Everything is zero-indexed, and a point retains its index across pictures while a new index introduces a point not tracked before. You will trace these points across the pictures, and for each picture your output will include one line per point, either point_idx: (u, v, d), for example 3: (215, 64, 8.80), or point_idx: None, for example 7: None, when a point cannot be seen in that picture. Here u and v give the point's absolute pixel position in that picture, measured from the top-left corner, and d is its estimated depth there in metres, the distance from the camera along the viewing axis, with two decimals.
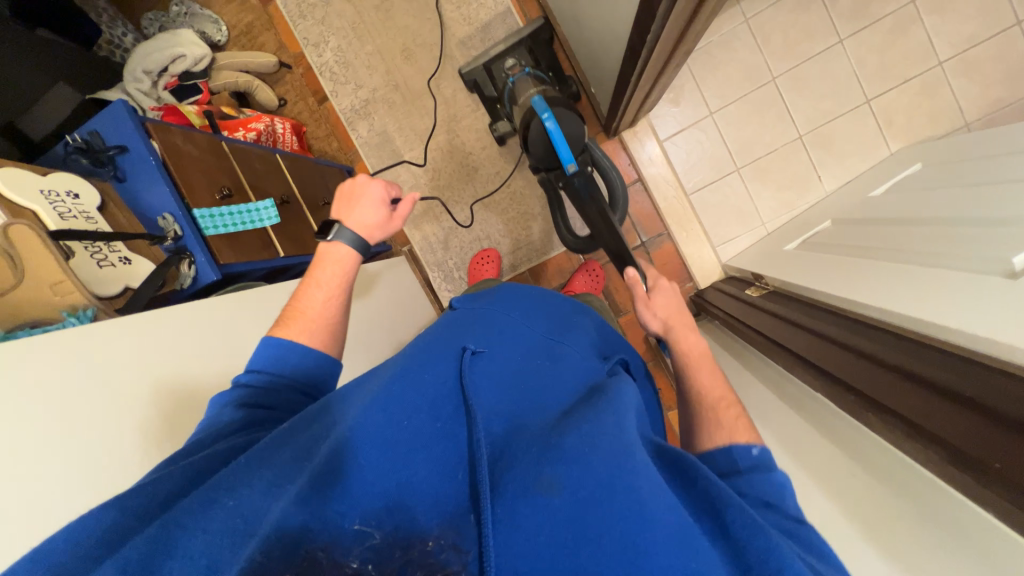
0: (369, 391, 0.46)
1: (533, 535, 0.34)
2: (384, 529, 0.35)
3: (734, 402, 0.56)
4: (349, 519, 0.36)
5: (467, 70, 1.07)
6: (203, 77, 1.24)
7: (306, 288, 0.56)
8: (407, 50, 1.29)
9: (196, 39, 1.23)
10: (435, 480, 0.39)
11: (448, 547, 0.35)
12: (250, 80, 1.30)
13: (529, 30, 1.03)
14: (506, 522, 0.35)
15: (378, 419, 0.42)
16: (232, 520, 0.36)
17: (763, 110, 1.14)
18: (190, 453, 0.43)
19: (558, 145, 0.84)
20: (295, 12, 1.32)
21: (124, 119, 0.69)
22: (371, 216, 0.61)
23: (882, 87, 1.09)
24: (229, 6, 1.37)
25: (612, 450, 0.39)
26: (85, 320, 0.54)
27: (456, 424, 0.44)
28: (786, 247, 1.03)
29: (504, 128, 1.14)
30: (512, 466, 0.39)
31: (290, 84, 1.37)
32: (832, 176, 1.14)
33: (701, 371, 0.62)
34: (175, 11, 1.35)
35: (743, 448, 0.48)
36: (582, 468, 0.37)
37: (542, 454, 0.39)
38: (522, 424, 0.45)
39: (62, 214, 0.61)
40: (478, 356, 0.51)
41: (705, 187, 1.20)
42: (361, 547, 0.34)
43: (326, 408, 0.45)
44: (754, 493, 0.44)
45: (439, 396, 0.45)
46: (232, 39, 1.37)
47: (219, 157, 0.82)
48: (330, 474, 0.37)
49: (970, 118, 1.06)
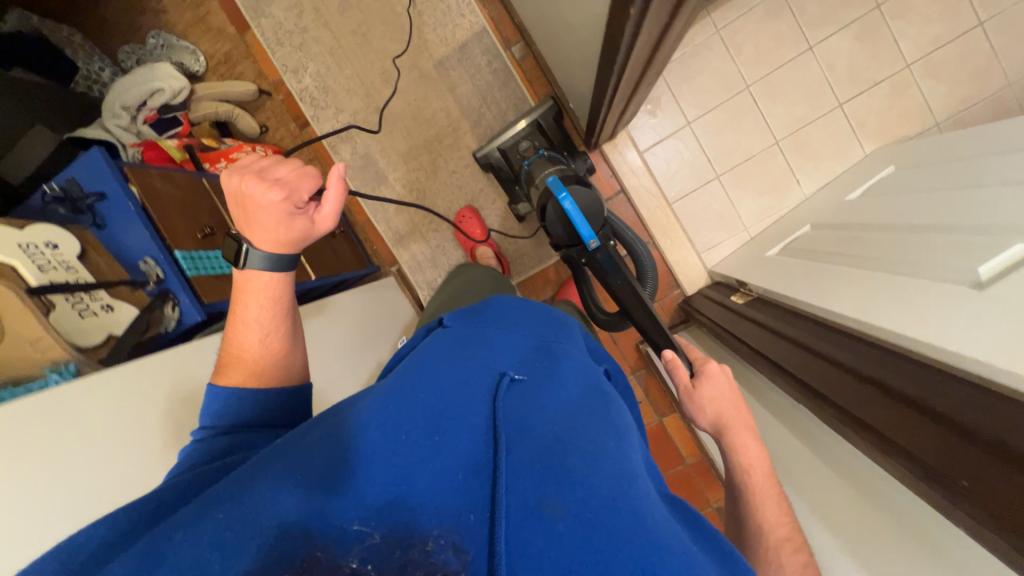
0: (368, 405, 0.45)
1: (539, 552, 0.34)
2: (382, 530, 0.36)
3: (801, 544, 0.51)
4: (348, 520, 0.37)
5: (482, 155, 1.14)
6: (183, 110, 1.25)
7: (235, 327, 0.54)
8: (385, 73, 1.30)
9: (174, 71, 1.23)
10: (436, 486, 0.39)
11: (448, 547, 0.35)
12: (230, 109, 1.30)
13: (537, 115, 1.10)
14: (517, 535, 0.36)
15: (377, 436, 0.42)
16: (221, 533, 0.35)
17: (739, 117, 1.16)
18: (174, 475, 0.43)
19: (578, 224, 0.86)
20: (273, 39, 1.33)
21: (102, 165, 0.69)
22: (280, 231, 0.54)
23: (853, 90, 1.11)
24: (206, 36, 1.37)
25: (621, 473, 0.40)
26: (68, 376, 0.54)
27: (456, 432, 0.43)
28: (768, 252, 1.05)
29: (524, 208, 1.22)
30: (521, 479, 0.39)
31: (271, 111, 1.37)
32: (809, 179, 1.15)
33: (765, 498, 0.55)
34: (152, 43, 1.35)
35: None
36: (590, 487, 0.38)
37: (548, 470, 0.40)
38: (528, 429, 0.44)
39: (42, 267, 0.61)
40: (480, 368, 0.52)
41: (686, 195, 1.21)
42: (360, 546, 0.35)
43: (320, 422, 0.45)
44: None
45: (440, 405, 0.45)
46: (210, 68, 1.37)
47: (198, 195, 0.82)
48: (334, 483, 0.38)
49: (940, 117, 1.08)
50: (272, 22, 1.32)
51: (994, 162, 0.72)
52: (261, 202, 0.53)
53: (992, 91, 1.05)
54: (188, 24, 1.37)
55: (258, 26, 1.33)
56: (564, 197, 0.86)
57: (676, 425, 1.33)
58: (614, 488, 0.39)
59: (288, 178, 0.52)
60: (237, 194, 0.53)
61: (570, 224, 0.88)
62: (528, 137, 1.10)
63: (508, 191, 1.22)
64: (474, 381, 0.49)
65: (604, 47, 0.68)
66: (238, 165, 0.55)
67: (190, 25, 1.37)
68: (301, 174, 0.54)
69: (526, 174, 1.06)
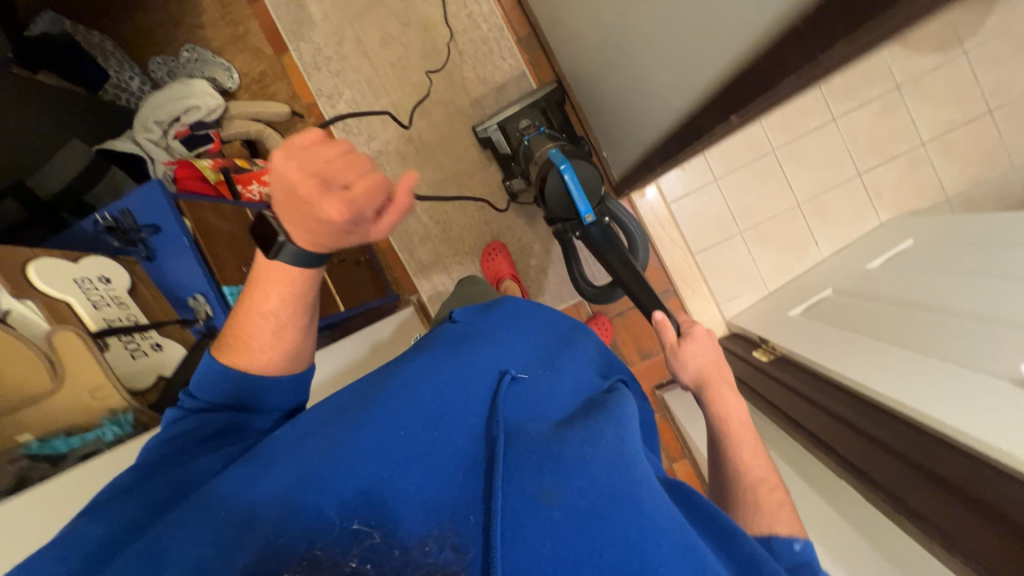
0: (369, 407, 0.47)
1: (537, 546, 0.39)
2: (383, 528, 0.38)
3: (774, 484, 0.56)
4: (349, 520, 0.39)
5: (482, 130, 1.16)
6: (215, 127, 1.23)
7: (248, 319, 0.51)
8: (421, 106, 1.32)
9: (210, 88, 1.22)
10: (434, 483, 0.41)
11: (449, 547, 0.38)
12: (262, 129, 1.29)
13: (542, 94, 1.12)
14: (511, 531, 0.39)
15: (379, 435, 0.44)
16: (224, 532, 0.38)
17: (764, 178, 1.21)
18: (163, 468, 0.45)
19: (576, 197, 0.89)
20: (310, 63, 1.34)
21: (157, 197, 0.68)
22: (323, 239, 0.47)
23: (871, 162, 1.17)
24: (242, 54, 1.37)
25: (611, 467, 0.44)
26: (125, 426, 0.55)
27: (454, 433, 0.45)
28: (791, 312, 1.08)
29: (518, 184, 1.21)
30: (518, 475, 0.42)
31: (301, 133, 1.37)
32: (827, 242, 1.21)
33: (742, 442, 0.59)
34: (187, 57, 1.34)
35: (785, 541, 0.50)
36: (580, 480, 0.42)
37: (544, 465, 0.43)
38: (524, 431, 0.47)
39: (96, 303, 0.59)
40: (474, 364, 0.53)
41: (710, 248, 1.24)
42: (361, 547, 0.37)
43: (318, 423, 0.47)
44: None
45: (437, 407, 0.47)
46: (243, 86, 1.37)
47: (243, 227, 0.80)
48: (332, 485, 0.40)
49: (950, 193, 1.15)
50: (311, 47, 1.33)
51: (1016, 253, 0.77)
52: (312, 212, 0.43)
53: (998, 174, 1.13)
54: (225, 41, 1.37)
55: (296, 49, 1.34)
56: (565, 168, 0.88)
57: (686, 471, 1.33)
58: (605, 482, 0.43)
59: (354, 198, 0.42)
60: (283, 187, 0.42)
61: (569, 197, 0.90)
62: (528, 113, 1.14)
63: (504, 169, 1.24)
64: (469, 379, 0.51)
65: (670, 124, 0.71)
66: (293, 143, 0.42)
67: (227, 41, 1.37)
68: (367, 190, 0.42)
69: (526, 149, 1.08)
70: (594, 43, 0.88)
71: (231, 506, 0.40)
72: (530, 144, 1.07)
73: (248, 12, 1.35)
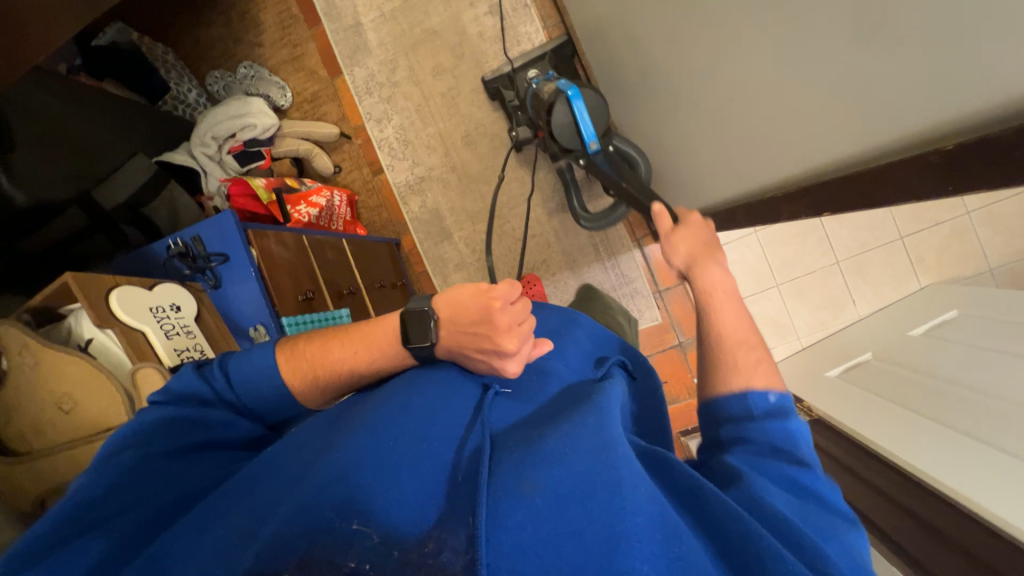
0: (357, 421, 0.46)
1: (517, 531, 0.35)
2: (382, 530, 0.35)
3: (757, 342, 0.52)
4: (349, 521, 0.35)
5: (491, 79, 1.23)
6: (268, 144, 1.27)
7: (337, 364, 0.56)
8: (467, 137, 1.34)
9: (265, 107, 1.25)
10: (422, 491, 0.39)
11: (448, 546, 0.34)
12: (311, 148, 1.32)
13: (552, 45, 1.17)
14: (495, 519, 0.36)
15: (365, 441, 0.42)
16: (223, 544, 0.37)
17: (805, 233, 1.21)
18: (151, 472, 0.45)
19: (583, 124, 0.90)
20: (362, 88, 1.37)
21: (228, 226, 0.69)
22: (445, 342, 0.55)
23: (914, 226, 1.18)
24: (297, 74, 1.41)
25: (593, 449, 0.40)
26: None
27: (442, 446, 0.44)
28: (828, 373, 1.07)
29: (523, 133, 1.24)
30: (503, 473, 0.40)
31: (348, 154, 1.40)
32: (865, 301, 1.20)
33: (722, 310, 0.55)
34: (244, 73, 1.39)
35: (759, 393, 0.46)
36: (561, 467, 0.39)
37: (525, 459, 0.40)
38: (509, 438, 0.45)
39: (168, 332, 0.61)
40: (448, 372, 0.54)
41: (745, 298, 1.24)
42: (360, 546, 0.34)
43: (306, 438, 0.47)
44: (765, 439, 0.43)
45: (428, 418, 0.46)
46: (295, 104, 1.41)
47: (300, 255, 0.82)
48: (316, 491, 0.38)
49: (994, 264, 1.15)
50: (365, 73, 1.37)
51: None
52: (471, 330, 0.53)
53: None
54: (282, 60, 1.41)
55: (350, 73, 1.38)
56: (572, 94, 0.90)
57: None
58: (585, 466, 0.39)
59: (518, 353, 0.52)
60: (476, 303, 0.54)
61: (575, 124, 0.91)
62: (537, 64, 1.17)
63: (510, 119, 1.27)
64: (452, 390, 0.51)
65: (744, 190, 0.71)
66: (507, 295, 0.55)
67: (283, 61, 1.41)
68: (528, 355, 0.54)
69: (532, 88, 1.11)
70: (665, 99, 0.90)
71: (236, 511, 0.40)
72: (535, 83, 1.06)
73: (307, 35, 1.39)
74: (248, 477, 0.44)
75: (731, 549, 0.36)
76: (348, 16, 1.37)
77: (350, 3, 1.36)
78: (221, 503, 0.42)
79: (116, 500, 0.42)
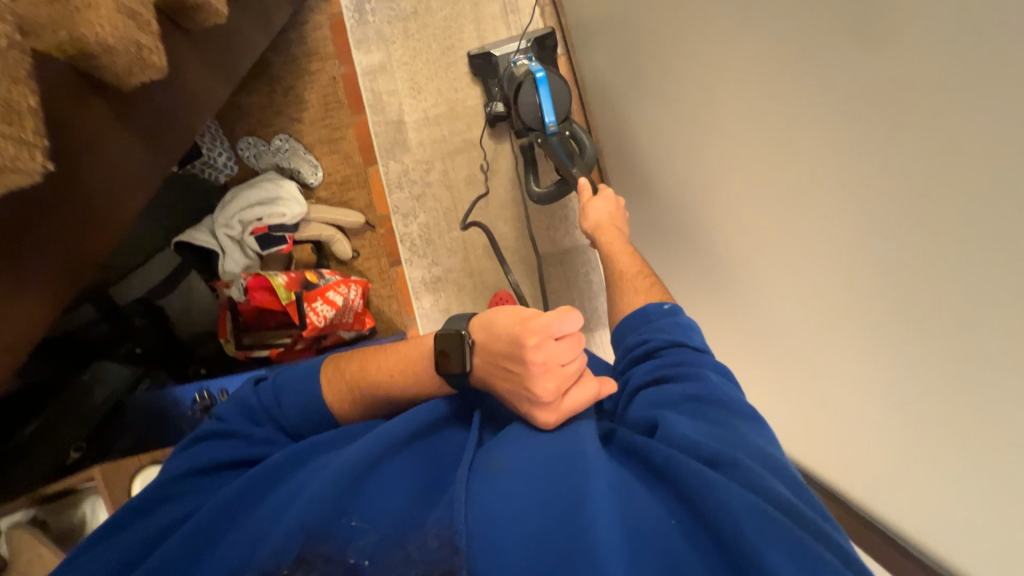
0: (349, 449, 0.62)
1: (488, 502, 0.52)
2: (374, 532, 0.53)
3: (647, 273, 0.92)
4: (342, 528, 0.54)
5: (474, 54, 1.34)
6: (293, 229, 1.24)
7: (385, 366, 0.74)
8: (467, 232, 1.38)
9: (297, 191, 1.24)
10: (388, 501, 0.57)
11: (445, 544, 0.50)
12: (334, 234, 1.32)
13: (538, 36, 1.31)
14: (475, 503, 0.52)
15: (353, 454, 0.60)
16: (243, 542, 0.54)
17: None
18: (177, 493, 0.64)
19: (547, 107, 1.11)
20: (394, 182, 1.40)
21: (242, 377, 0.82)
22: (479, 369, 0.68)
23: None
24: (332, 155, 1.42)
25: (554, 461, 0.55)
26: None
27: (416, 460, 0.62)
28: None
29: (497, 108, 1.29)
30: (476, 482, 0.55)
31: (368, 242, 1.40)
32: None
33: (619, 256, 0.98)
34: (278, 146, 1.39)
35: (658, 305, 0.80)
36: (518, 475, 0.54)
37: (485, 472, 0.56)
38: (484, 451, 0.61)
39: None
40: (427, 402, 0.69)
41: None
42: (358, 545, 0.52)
43: (308, 459, 0.65)
44: (661, 335, 0.74)
45: (408, 433, 0.64)
46: (324, 183, 1.42)
47: None
48: (315, 503, 0.55)
49: None
50: (399, 168, 1.40)
51: None
52: (503, 365, 0.65)
53: None
54: (318, 140, 1.43)
55: (385, 166, 1.41)
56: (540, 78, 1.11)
57: None
58: (540, 470, 0.55)
59: (558, 393, 0.61)
60: (513, 339, 0.64)
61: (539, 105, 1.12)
62: (522, 49, 1.32)
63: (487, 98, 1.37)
64: (437, 418, 0.68)
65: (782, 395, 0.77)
66: (549, 328, 0.63)
67: (320, 140, 1.43)
68: (561, 404, 0.62)
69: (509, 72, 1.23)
70: (705, 293, 1.01)
71: (246, 521, 0.57)
72: (514, 65, 1.22)
73: (349, 120, 1.42)
74: (256, 488, 0.61)
75: (672, 481, 0.52)
76: (392, 112, 1.41)
77: (397, 100, 1.41)
78: (234, 513, 0.58)
79: (139, 522, 0.61)
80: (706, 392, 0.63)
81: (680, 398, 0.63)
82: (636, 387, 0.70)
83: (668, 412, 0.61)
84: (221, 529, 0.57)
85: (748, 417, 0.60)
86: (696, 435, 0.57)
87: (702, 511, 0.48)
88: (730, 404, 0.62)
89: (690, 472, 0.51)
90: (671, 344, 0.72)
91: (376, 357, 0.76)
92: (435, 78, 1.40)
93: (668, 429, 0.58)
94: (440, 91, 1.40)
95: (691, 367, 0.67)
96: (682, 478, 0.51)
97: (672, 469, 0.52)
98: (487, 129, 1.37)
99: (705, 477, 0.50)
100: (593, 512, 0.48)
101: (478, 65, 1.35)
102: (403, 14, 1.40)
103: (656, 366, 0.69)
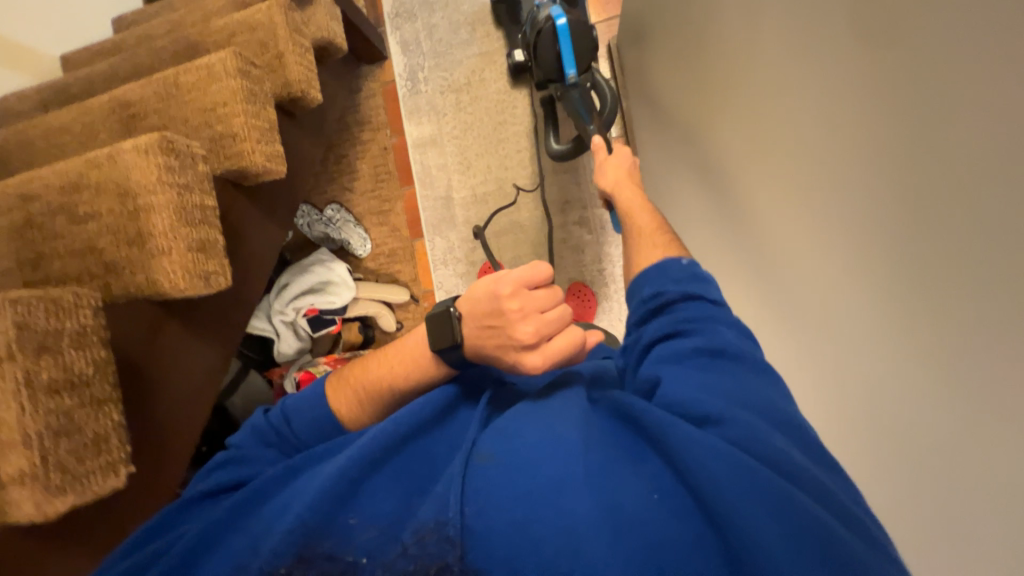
0: (349, 447, 0.58)
1: (489, 514, 0.47)
2: (375, 528, 0.50)
3: (665, 228, 0.73)
4: (344, 526, 0.51)
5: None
6: (341, 311, 1.27)
7: (386, 358, 0.71)
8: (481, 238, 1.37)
9: (345, 272, 1.27)
10: (389, 501, 0.52)
11: (444, 539, 0.46)
12: (380, 311, 1.34)
13: None
14: (475, 510, 0.48)
15: (353, 451, 0.56)
16: (249, 540, 0.51)
17: None
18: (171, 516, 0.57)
19: (565, 58, 1.00)
20: (438, 259, 1.41)
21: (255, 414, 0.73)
22: (467, 338, 0.64)
23: None
24: (381, 226, 1.43)
25: (559, 468, 0.48)
26: None
27: (415, 452, 0.57)
28: None
29: (518, 56, 1.21)
30: (476, 486, 0.50)
31: (412, 314, 1.42)
32: None
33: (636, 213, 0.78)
34: (330, 216, 1.40)
35: (678, 261, 0.62)
36: (522, 484, 0.48)
37: (483, 476, 0.50)
38: (494, 448, 0.53)
39: None
40: (438, 390, 0.63)
41: None
42: (357, 541, 0.49)
43: (309, 460, 0.60)
44: (675, 285, 0.60)
45: (405, 429, 0.58)
46: (371, 254, 1.43)
47: None
48: (311, 504, 0.51)
49: None
50: (445, 245, 1.41)
51: None
52: (484, 322, 0.62)
53: None
54: (368, 210, 1.43)
55: (431, 241, 1.41)
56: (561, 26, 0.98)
57: None
58: (545, 484, 0.47)
59: (542, 337, 0.61)
60: (490, 292, 0.63)
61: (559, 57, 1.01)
62: None
63: (510, 43, 1.29)
64: (440, 407, 0.61)
65: None
66: (520, 276, 0.63)
67: (369, 211, 1.44)
68: (547, 349, 0.61)
69: (532, 11, 1.12)
70: None
71: (249, 527, 0.53)
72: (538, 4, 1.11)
73: (397, 193, 1.42)
74: (259, 495, 0.56)
75: (673, 464, 0.46)
76: (441, 188, 1.39)
77: (446, 174, 1.39)
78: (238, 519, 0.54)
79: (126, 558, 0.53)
80: (723, 346, 0.54)
81: (693, 357, 0.54)
82: (643, 348, 0.59)
83: (677, 377, 0.53)
84: (223, 534, 0.53)
85: (766, 380, 0.52)
86: (714, 406, 0.49)
87: (717, 501, 0.42)
88: (755, 376, 0.53)
89: (693, 458, 0.44)
90: (686, 295, 0.59)
91: (378, 353, 0.74)
92: (484, 154, 1.36)
93: (677, 405, 0.50)
94: (489, 168, 1.36)
95: (713, 326, 0.56)
96: (685, 455, 0.45)
97: (676, 451, 0.46)
98: (507, 78, 1.33)
99: (709, 451, 0.44)
100: (580, 509, 0.45)
101: (501, 11, 1.28)
102: (455, 85, 1.36)
103: (662, 325, 0.58)
